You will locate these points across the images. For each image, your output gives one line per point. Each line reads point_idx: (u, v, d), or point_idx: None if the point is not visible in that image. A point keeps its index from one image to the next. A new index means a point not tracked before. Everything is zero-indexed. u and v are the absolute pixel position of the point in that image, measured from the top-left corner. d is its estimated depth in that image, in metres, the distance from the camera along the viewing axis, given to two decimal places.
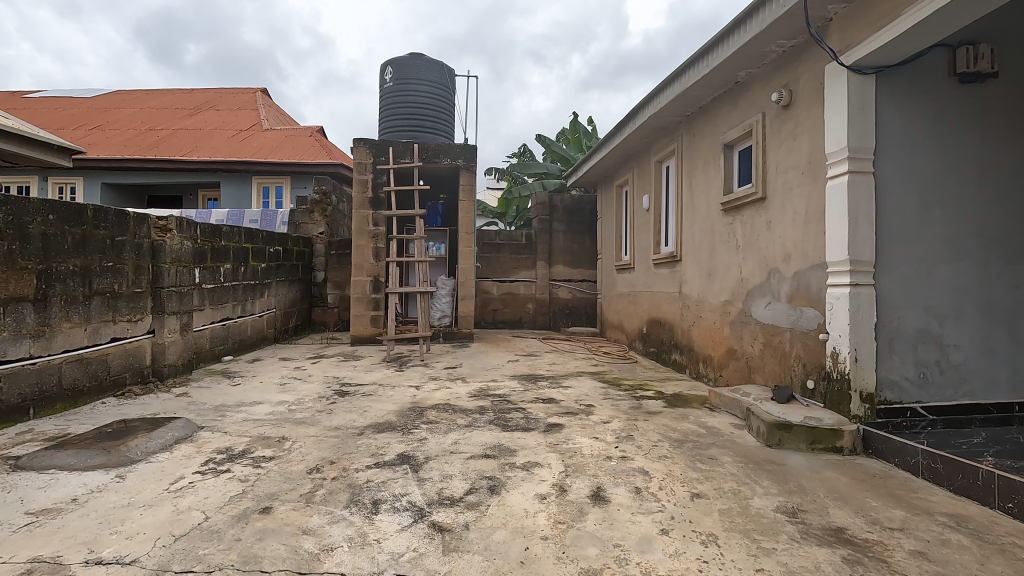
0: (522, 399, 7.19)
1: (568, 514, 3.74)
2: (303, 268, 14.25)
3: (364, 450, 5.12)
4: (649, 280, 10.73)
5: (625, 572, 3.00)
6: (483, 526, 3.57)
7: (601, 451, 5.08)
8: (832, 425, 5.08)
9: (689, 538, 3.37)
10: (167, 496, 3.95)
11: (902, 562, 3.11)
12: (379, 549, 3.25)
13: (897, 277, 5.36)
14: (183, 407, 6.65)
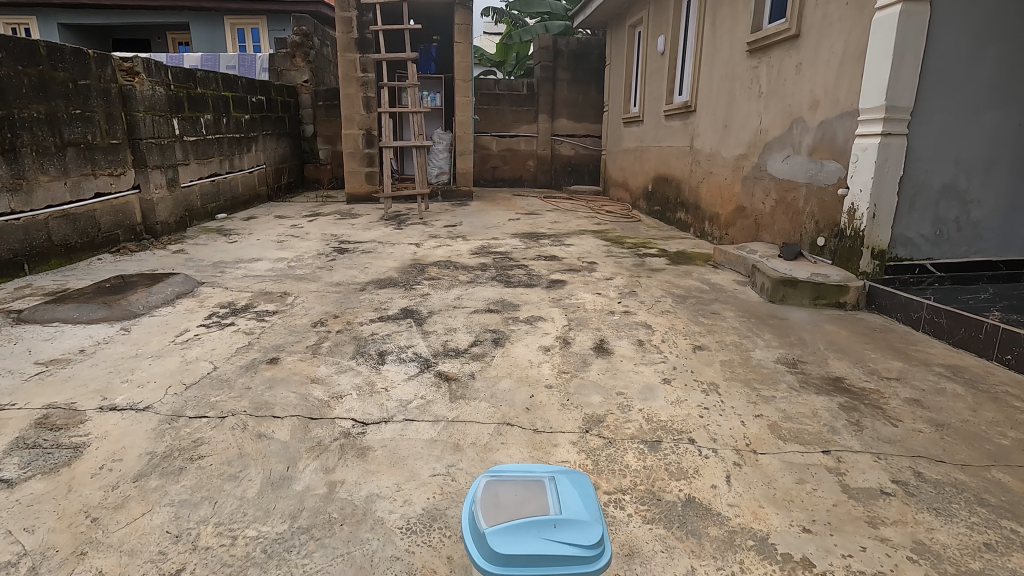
0: (524, 257, 7.12)
1: (572, 364, 3.80)
2: (291, 121, 13.41)
3: (367, 305, 5.12)
4: (659, 134, 10.12)
5: (628, 417, 3.09)
6: (488, 376, 3.63)
7: (604, 306, 5.10)
8: (839, 282, 5.03)
9: (691, 387, 3.44)
10: (174, 348, 3.98)
11: (897, 408, 3.19)
12: (387, 396, 3.32)
13: (933, 126, 4.92)
14: (181, 264, 6.58)
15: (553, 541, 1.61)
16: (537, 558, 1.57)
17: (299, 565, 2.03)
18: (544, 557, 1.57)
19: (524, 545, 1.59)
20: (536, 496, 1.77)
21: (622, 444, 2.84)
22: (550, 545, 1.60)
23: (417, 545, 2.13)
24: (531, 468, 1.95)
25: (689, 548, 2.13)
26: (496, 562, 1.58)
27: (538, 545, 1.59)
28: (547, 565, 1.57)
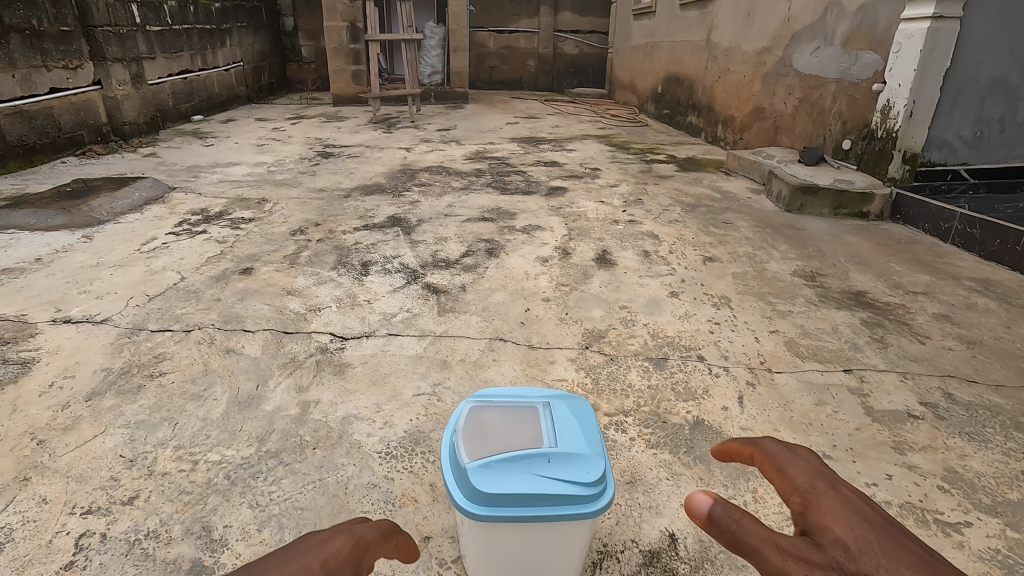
0: (523, 162, 6.61)
1: (571, 276, 3.50)
2: (268, 12, 12.19)
3: (352, 212, 4.73)
4: (672, 27, 9.17)
5: (631, 334, 2.83)
6: (481, 288, 3.34)
7: (608, 215, 4.71)
8: (864, 190, 4.62)
9: (701, 302, 3.16)
10: (139, 257, 3.66)
11: (925, 325, 2.93)
12: (370, 310, 3.05)
13: (992, 7, 4.28)
14: (152, 168, 6.09)
15: (549, 480, 1.39)
16: (528, 498, 1.37)
17: (265, 493, 1.83)
18: (537, 496, 1.37)
19: (515, 484, 1.38)
20: (530, 426, 1.51)
21: (625, 362, 2.60)
22: (545, 483, 1.39)
23: (397, 472, 1.92)
24: (524, 392, 1.66)
25: (697, 476, 1.93)
26: (481, 503, 1.39)
27: (530, 484, 1.38)
28: (540, 504, 1.38)
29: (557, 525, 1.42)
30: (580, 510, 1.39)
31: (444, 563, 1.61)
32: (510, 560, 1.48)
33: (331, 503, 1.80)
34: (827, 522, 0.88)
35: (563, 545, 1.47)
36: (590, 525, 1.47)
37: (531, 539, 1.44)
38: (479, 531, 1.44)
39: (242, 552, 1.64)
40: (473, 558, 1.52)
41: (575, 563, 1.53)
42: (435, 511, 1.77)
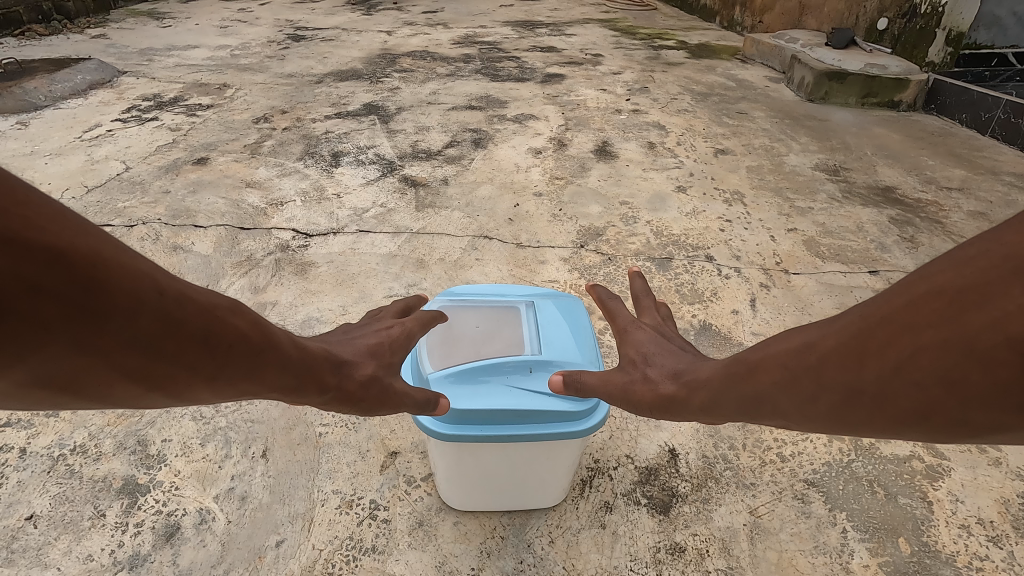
0: (517, 48, 5.93)
1: (567, 170, 3.12)
2: None
3: (323, 100, 4.22)
4: None
5: (632, 232, 2.52)
6: (464, 182, 2.97)
7: (610, 104, 4.22)
8: (898, 75, 4.12)
9: (710, 197, 2.83)
10: (80, 146, 3.23)
11: (959, 224, 2.62)
12: (339, 204, 2.70)
13: None
14: (100, 51, 5.42)
15: (530, 394, 1.15)
16: (505, 416, 1.13)
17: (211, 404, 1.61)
18: (516, 413, 1.13)
19: (490, 400, 1.13)
20: (510, 332, 1.26)
21: (624, 262, 2.31)
22: (527, 398, 1.14)
23: None
24: (506, 290, 1.38)
25: None
26: (448, 420, 1.14)
27: (508, 401, 1.13)
28: (520, 422, 1.15)
29: (541, 444, 1.19)
30: (568, 428, 1.16)
31: (412, 481, 1.41)
32: (485, 481, 1.28)
33: (286, 416, 1.58)
34: (629, 346, 1.25)
35: (548, 465, 1.26)
36: (581, 444, 1.24)
37: (510, 458, 1.23)
38: (447, 450, 1.21)
39: (182, 469, 1.44)
40: (442, 479, 1.31)
41: (562, 484, 1.32)
42: (405, 425, 1.56)
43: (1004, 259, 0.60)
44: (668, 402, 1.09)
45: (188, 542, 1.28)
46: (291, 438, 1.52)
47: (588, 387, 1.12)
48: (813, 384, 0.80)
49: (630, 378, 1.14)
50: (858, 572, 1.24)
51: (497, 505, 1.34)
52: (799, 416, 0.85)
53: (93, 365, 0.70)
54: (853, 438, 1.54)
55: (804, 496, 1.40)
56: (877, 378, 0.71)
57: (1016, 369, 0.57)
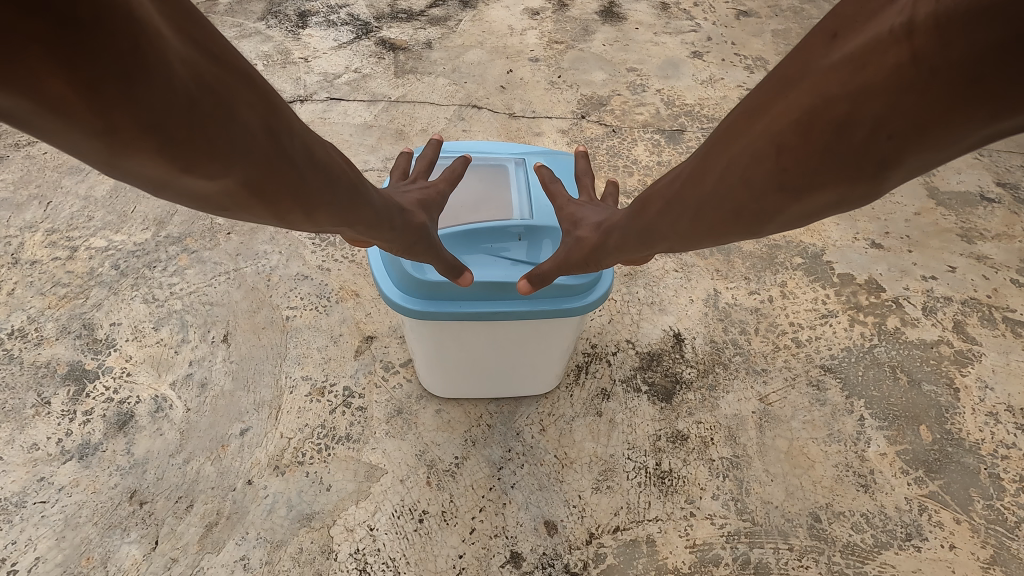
0: None
1: (571, 33, 2.61)
2: None
3: None
4: None
5: (641, 102, 2.21)
6: (450, 46, 2.51)
7: None
8: None
9: (729, 64, 2.49)
10: None
11: None
12: (306, 70, 2.36)
13: None
14: None
15: (513, 265, 1.00)
16: (483, 290, 0.99)
17: (164, 286, 1.43)
18: (495, 287, 0.99)
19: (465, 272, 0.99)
20: (496, 193, 1.06)
21: (630, 135, 2.04)
22: (508, 269, 0.99)
23: (334, 260, 1.50)
24: (502, 148, 1.15)
25: (713, 267, 1.52)
26: (419, 297, 0.99)
27: (486, 273, 0.99)
28: (502, 297, 1.00)
29: (530, 324, 1.04)
30: (560, 305, 1.00)
31: (390, 368, 1.28)
32: (469, 367, 1.15)
33: (248, 299, 1.41)
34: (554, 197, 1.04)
35: (539, 350, 1.12)
36: (577, 326, 1.09)
37: (495, 341, 1.08)
38: (423, 334, 1.06)
39: (134, 354, 1.29)
40: (422, 367, 1.18)
41: (556, 371, 1.19)
42: (381, 308, 1.39)
43: (776, 84, 0.62)
44: (599, 258, 0.95)
45: (143, 431, 1.16)
46: (255, 322, 1.36)
47: (542, 275, 0.95)
48: (655, 214, 0.83)
49: (567, 247, 0.96)
50: (874, 461, 1.15)
51: (484, 393, 1.22)
52: (655, 246, 0.88)
53: (278, 175, 0.67)
54: (877, 322, 1.40)
55: (820, 383, 1.28)
56: (689, 194, 0.75)
57: (772, 167, 0.61)
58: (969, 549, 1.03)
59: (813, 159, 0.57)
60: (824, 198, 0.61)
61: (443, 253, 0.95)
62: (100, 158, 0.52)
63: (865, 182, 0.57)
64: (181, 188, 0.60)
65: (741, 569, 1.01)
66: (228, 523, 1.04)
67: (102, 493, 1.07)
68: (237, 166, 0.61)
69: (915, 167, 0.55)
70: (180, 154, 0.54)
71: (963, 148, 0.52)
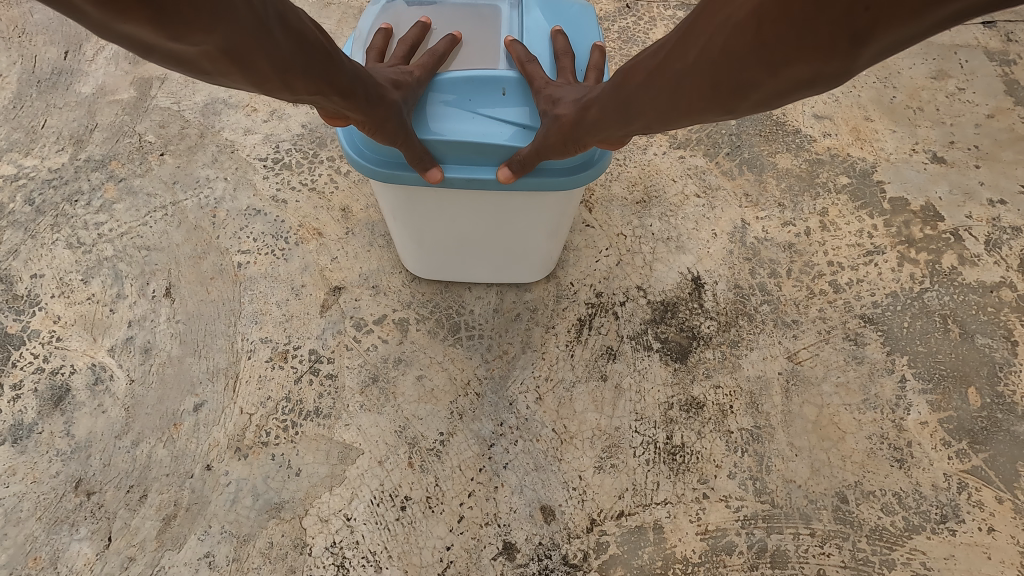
0: None
1: None
2: None
3: None
4: None
5: None
6: None
7: None
8: None
9: None
10: None
11: None
12: None
13: None
14: None
15: (499, 125, 0.80)
16: (458, 159, 0.81)
17: (90, 226, 1.21)
18: (473, 148, 0.79)
19: (440, 126, 0.79)
20: (481, 59, 0.82)
21: (648, 12, 1.65)
22: (493, 130, 0.79)
23: (290, 189, 1.26)
24: None
25: (740, 191, 1.30)
26: (384, 157, 0.82)
27: (466, 130, 0.79)
28: (481, 163, 0.82)
29: (518, 198, 0.88)
30: (548, 177, 0.82)
31: (361, 326, 1.10)
32: (451, 241, 1.02)
33: (191, 241, 1.19)
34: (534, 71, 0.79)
35: (529, 227, 0.97)
36: (576, 202, 0.93)
37: (480, 215, 0.93)
38: (397, 199, 0.91)
39: (62, 314, 1.10)
40: (399, 242, 1.06)
41: (547, 258, 1.08)
42: (349, 250, 1.19)
43: None
44: (579, 138, 0.74)
45: (82, 408, 1.01)
46: (201, 272, 1.16)
47: (522, 160, 0.78)
48: (627, 92, 0.65)
49: (544, 127, 0.75)
50: (913, 431, 1.01)
51: (468, 277, 1.13)
52: (631, 130, 0.70)
53: (266, 40, 0.54)
54: (930, 261, 1.20)
55: (858, 337, 1.11)
56: (659, 71, 0.59)
57: (747, 42, 0.46)
58: (1009, 532, 0.93)
59: (793, 32, 0.43)
60: (795, 78, 0.47)
61: (414, 140, 0.76)
62: (84, 19, 0.43)
63: (843, 58, 0.43)
64: (166, 53, 0.50)
65: (756, 557, 0.92)
66: (188, 516, 0.93)
67: (43, 482, 0.95)
68: (220, 28, 0.49)
69: (908, 37, 0.42)
70: (172, 17, 0.44)
71: (956, 16, 0.39)
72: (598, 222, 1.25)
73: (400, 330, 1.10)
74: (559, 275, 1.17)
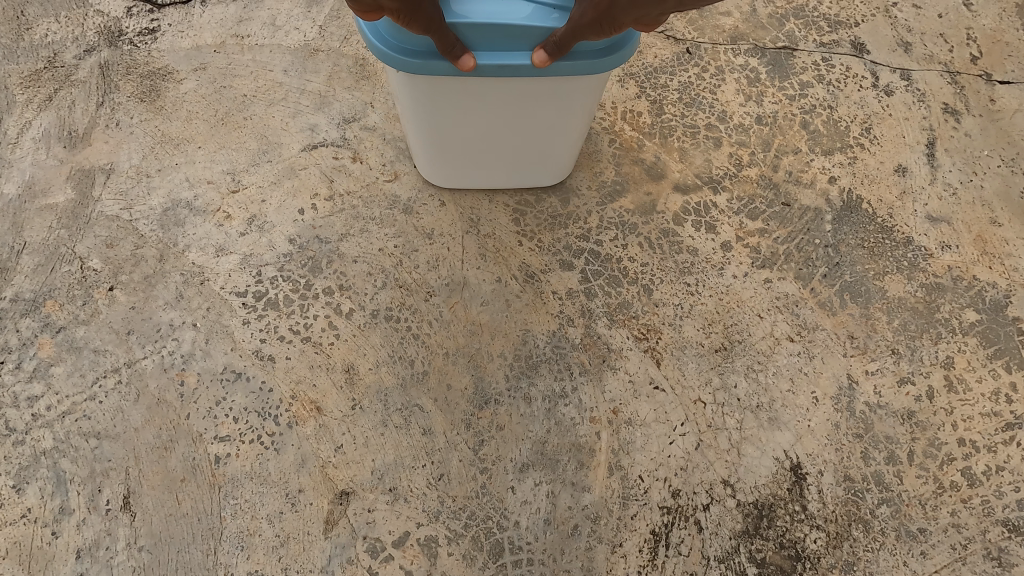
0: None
1: None
2: None
3: None
4: None
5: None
6: None
7: None
8: None
9: None
10: None
11: None
12: None
13: None
14: None
15: (522, 3, 0.79)
16: (488, 45, 0.81)
17: (22, 402, 0.94)
18: (502, 32, 0.79)
19: (464, 9, 0.78)
20: None
21: (714, 59, 1.34)
22: (519, 10, 0.79)
23: (278, 341, 1.00)
24: None
25: (843, 331, 1.05)
26: (407, 46, 0.81)
27: (495, 12, 0.78)
28: (512, 48, 0.82)
29: (547, 85, 0.88)
30: (581, 58, 0.83)
31: (377, 551, 0.88)
32: (473, 144, 1.02)
33: (153, 424, 0.93)
34: None
35: (554, 120, 0.98)
36: (602, 88, 0.93)
37: (505, 107, 0.93)
38: (420, 97, 0.91)
39: None
40: (417, 147, 1.06)
41: (564, 160, 1.09)
42: (357, 435, 0.94)
43: None
44: (617, 16, 0.73)
45: None
46: (169, 471, 0.91)
47: (558, 41, 0.78)
48: None
49: (581, 6, 0.75)
50: None
51: (489, 185, 1.14)
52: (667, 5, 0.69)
53: None
54: None
55: (1004, 556, 0.91)
56: None
57: None
58: None
59: None
60: None
61: (442, 25, 0.75)
62: None
63: None
64: None
65: None
66: None
67: None
68: None
69: None
70: None
71: None
72: (668, 380, 1.00)
73: (427, 555, 0.88)
74: (624, 464, 0.94)
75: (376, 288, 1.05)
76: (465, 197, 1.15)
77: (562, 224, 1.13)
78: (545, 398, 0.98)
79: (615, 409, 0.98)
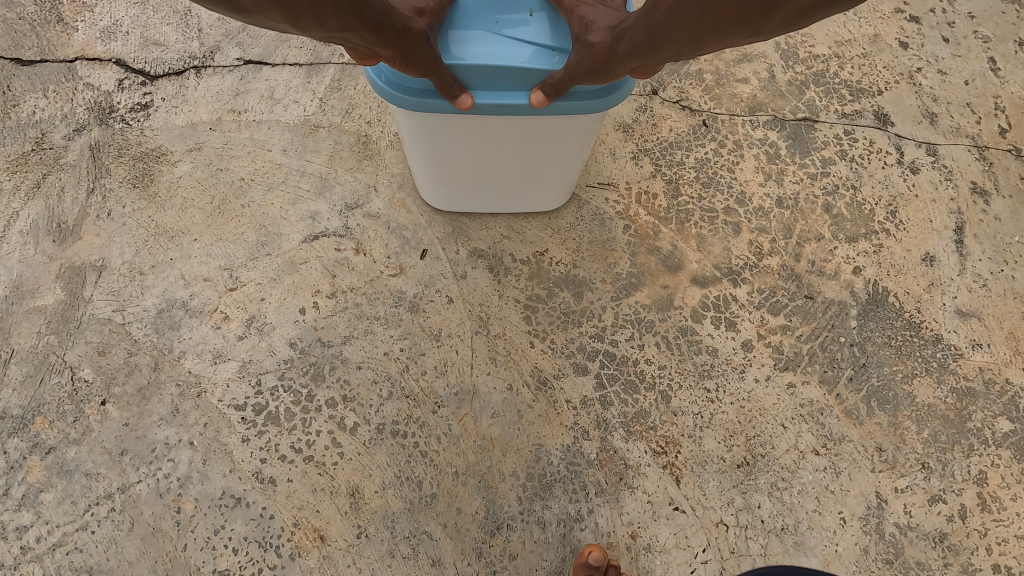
0: None
1: None
2: None
3: None
4: None
5: (762, 67, 1.35)
6: None
7: None
8: None
9: None
10: None
11: None
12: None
13: None
14: None
15: (521, 45, 0.79)
16: (487, 85, 0.81)
17: (9, 532, 0.90)
18: (501, 73, 0.79)
19: (464, 51, 0.78)
20: None
21: (732, 133, 1.28)
22: (517, 53, 0.79)
23: (279, 461, 0.95)
24: None
25: (871, 443, 1.00)
26: (406, 85, 0.81)
27: (493, 54, 0.78)
28: (511, 87, 0.81)
29: (546, 122, 0.88)
30: (578, 100, 0.82)
31: None
32: (474, 174, 1.03)
33: (148, 556, 0.89)
34: None
35: (552, 154, 0.98)
36: (601, 123, 0.93)
37: (505, 142, 0.93)
38: (422, 131, 0.91)
39: None
40: (418, 172, 1.07)
41: (562, 187, 1.10)
42: (363, 567, 0.90)
43: None
44: (611, 65, 0.74)
45: None
46: None
47: (555, 84, 0.78)
48: (659, 17, 0.65)
49: (577, 52, 0.75)
50: None
51: (488, 207, 1.15)
52: (662, 56, 0.70)
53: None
54: None
55: None
56: None
57: None
58: None
59: None
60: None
61: (440, 67, 0.76)
62: None
63: None
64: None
65: None
66: None
67: None
68: None
69: None
70: None
71: None
72: (689, 500, 0.96)
73: None
74: None
75: (381, 398, 1.00)
76: (473, 292, 1.10)
77: (576, 322, 1.08)
78: (559, 523, 0.93)
79: (633, 533, 0.94)
